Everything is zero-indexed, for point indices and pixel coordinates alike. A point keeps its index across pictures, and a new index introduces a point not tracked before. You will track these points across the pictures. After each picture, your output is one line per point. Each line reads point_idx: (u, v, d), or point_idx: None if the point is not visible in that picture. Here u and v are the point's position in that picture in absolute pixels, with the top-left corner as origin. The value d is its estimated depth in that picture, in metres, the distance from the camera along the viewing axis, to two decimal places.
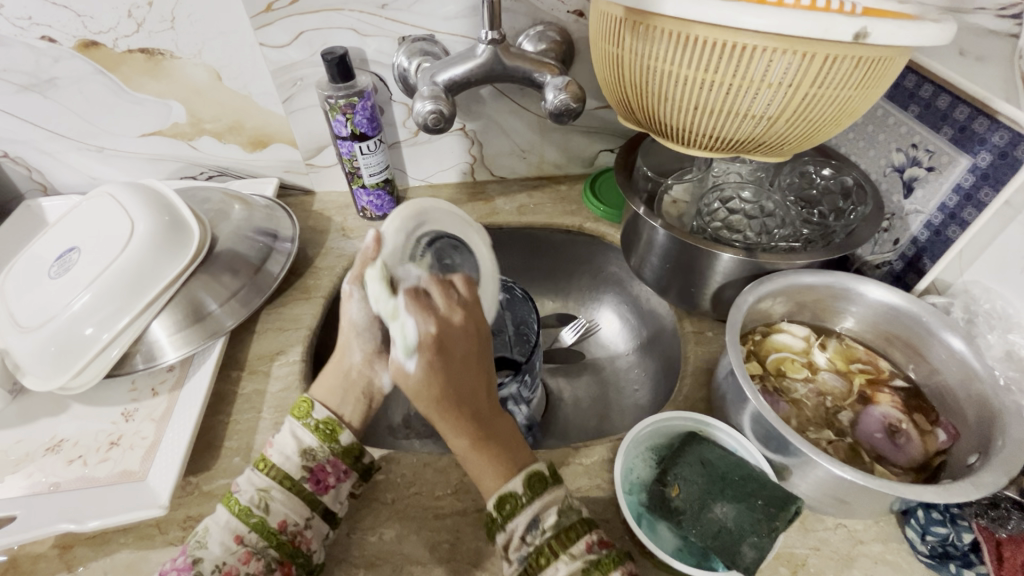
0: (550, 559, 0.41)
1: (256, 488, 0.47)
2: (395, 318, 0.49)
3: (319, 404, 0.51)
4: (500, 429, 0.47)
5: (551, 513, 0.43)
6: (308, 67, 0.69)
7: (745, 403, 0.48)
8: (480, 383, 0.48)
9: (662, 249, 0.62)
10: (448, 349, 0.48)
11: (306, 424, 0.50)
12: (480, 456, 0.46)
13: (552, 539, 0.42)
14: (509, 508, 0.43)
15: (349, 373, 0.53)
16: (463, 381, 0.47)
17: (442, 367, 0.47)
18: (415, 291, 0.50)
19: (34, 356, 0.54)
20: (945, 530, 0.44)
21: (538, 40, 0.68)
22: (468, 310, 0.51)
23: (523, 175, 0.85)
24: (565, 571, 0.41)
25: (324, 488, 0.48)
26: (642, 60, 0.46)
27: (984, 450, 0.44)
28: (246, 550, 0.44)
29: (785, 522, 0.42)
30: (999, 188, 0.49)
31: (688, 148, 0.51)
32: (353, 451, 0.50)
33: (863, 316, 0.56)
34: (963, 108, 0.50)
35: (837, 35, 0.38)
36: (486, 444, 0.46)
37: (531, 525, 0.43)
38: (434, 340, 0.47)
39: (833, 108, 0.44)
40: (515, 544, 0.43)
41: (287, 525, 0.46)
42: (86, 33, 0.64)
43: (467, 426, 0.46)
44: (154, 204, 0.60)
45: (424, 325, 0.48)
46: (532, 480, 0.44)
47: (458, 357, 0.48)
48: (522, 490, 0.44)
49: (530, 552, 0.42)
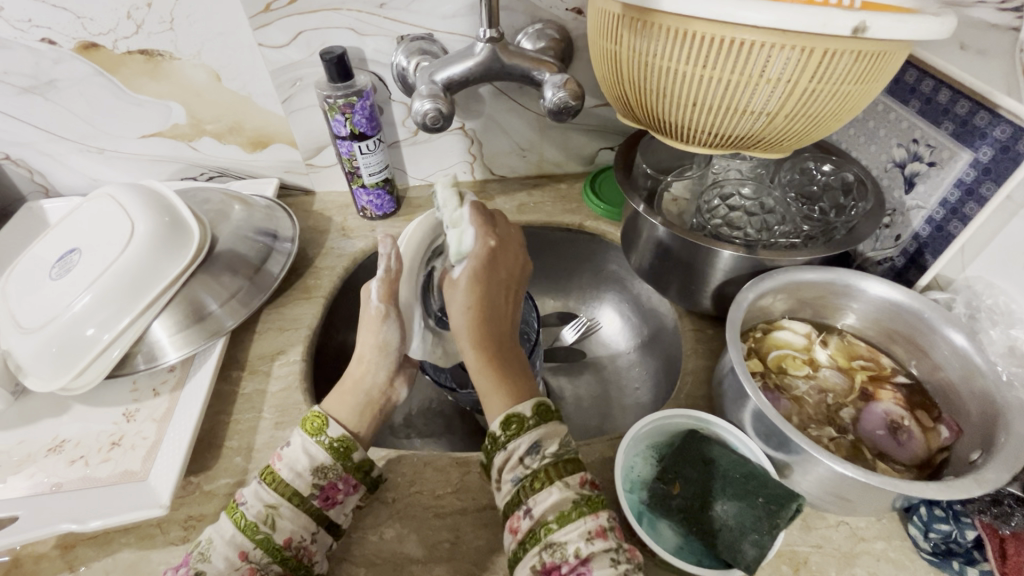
0: (544, 484, 0.41)
1: (264, 504, 0.45)
2: (455, 225, 0.54)
3: (333, 420, 0.49)
4: (513, 360, 0.50)
5: (553, 441, 0.44)
6: (308, 67, 0.69)
7: (745, 400, 0.48)
8: (509, 317, 0.53)
9: (662, 246, 0.61)
10: (498, 268, 0.53)
11: (319, 441, 0.48)
12: (487, 372, 0.48)
13: (550, 464, 0.42)
14: (515, 428, 0.44)
15: (371, 392, 0.52)
16: (498, 307, 0.52)
17: (486, 280, 0.52)
18: (483, 207, 0.56)
19: (35, 357, 0.55)
20: (948, 527, 0.44)
21: (537, 38, 0.67)
22: (520, 243, 0.56)
23: (523, 174, 0.85)
24: (558, 497, 0.41)
25: (331, 504, 0.47)
26: (640, 57, 0.46)
27: (987, 447, 0.43)
28: (249, 566, 0.43)
29: (786, 520, 0.42)
30: (1000, 183, 0.48)
31: (687, 145, 0.51)
32: (364, 467, 0.49)
33: (865, 313, 0.56)
34: (964, 102, 0.49)
35: (835, 29, 0.37)
36: (499, 367, 0.48)
37: (532, 447, 0.43)
38: (492, 251, 0.53)
39: (832, 104, 0.44)
40: (513, 464, 0.43)
41: (293, 541, 0.45)
42: (86, 35, 0.64)
43: (486, 345, 0.49)
44: (154, 205, 0.61)
45: (482, 237, 0.53)
46: (542, 407, 0.45)
47: (497, 279, 0.52)
48: (530, 414, 0.45)
49: (526, 475, 0.42)
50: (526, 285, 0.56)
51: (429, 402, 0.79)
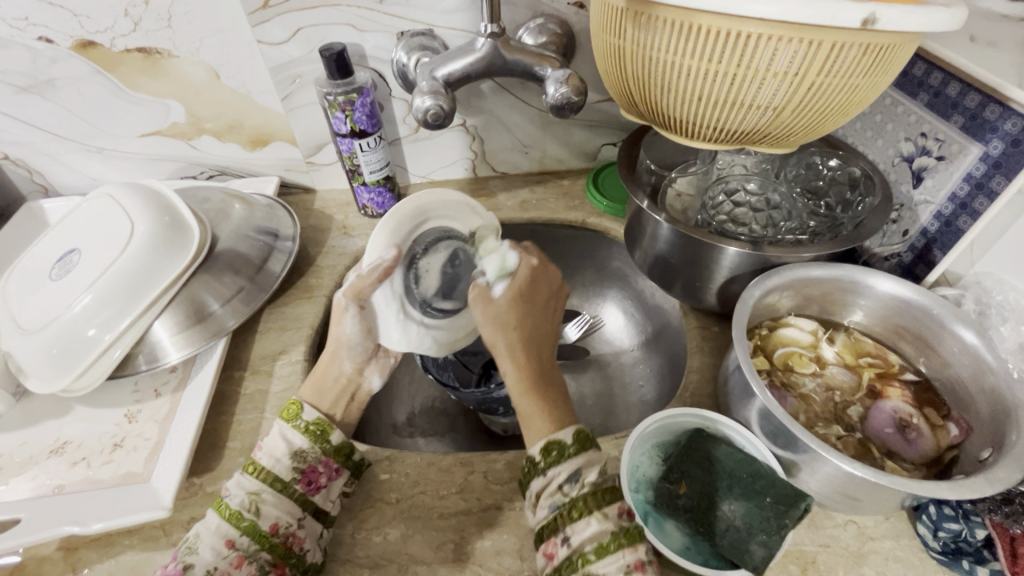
0: (582, 514, 0.41)
1: (246, 492, 0.46)
2: (492, 252, 0.56)
3: (308, 405, 0.51)
4: (554, 383, 0.49)
5: (592, 470, 0.43)
6: (307, 64, 0.68)
7: (752, 398, 0.47)
8: (549, 329, 0.53)
9: (667, 242, 0.60)
10: (538, 286, 0.53)
11: (295, 427, 0.49)
12: (532, 400, 0.47)
13: (590, 495, 0.42)
14: (556, 455, 0.44)
15: (339, 379, 0.54)
16: (540, 321, 0.52)
17: (530, 297, 0.52)
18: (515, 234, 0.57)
19: (36, 359, 0.54)
20: (958, 526, 0.43)
21: (538, 33, 0.66)
22: (554, 260, 0.56)
23: (525, 171, 0.84)
24: (596, 528, 0.40)
25: (316, 489, 0.48)
26: (644, 51, 0.45)
27: (998, 445, 0.43)
28: (237, 554, 0.44)
29: (795, 520, 0.42)
30: (1011, 177, 0.47)
31: (692, 140, 0.50)
32: (344, 450, 0.50)
33: (873, 310, 0.55)
34: (974, 95, 0.48)
35: (846, 21, 0.36)
36: (544, 393, 0.48)
37: (571, 476, 0.43)
38: (533, 271, 0.53)
39: (840, 97, 0.43)
40: (551, 491, 0.43)
41: (280, 527, 0.45)
42: (83, 33, 0.64)
43: (532, 360, 0.49)
44: (154, 204, 0.60)
45: (525, 257, 0.53)
46: (582, 436, 0.45)
47: (542, 296, 0.53)
48: (571, 440, 0.44)
49: (563, 503, 0.42)
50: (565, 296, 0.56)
51: (431, 402, 0.79)
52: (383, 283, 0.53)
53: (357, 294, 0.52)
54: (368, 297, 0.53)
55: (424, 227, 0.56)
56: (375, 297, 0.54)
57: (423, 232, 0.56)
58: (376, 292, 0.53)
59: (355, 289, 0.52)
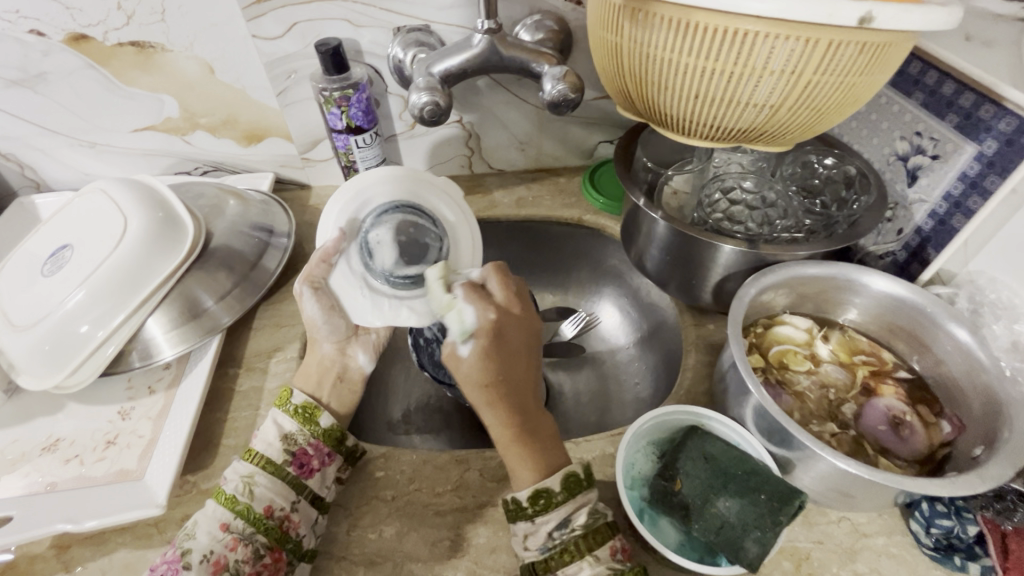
0: (573, 557, 0.42)
1: (240, 476, 0.47)
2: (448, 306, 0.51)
3: (298, 391, 0.53)
4: (538, 426, 0.48)
5: (582, 513, 0.44)
6: (302, 59, 0.68)
7: (747, 395, 0.47)
8: (528, 383, 0.50)
9: (663, 240, 0.60)
10: (504, 335, 0.50)
11: (285, 411, 0.51)
12: (516, 450, 0.47)
13: (581, 538, 0.42)
14: (543, 504, 0.44)
15: (323, 361, 0.57)
16: (514, 369, 0.50)
17: (496, 352, 0.49)
18: (473, 283, 0.53)
19: (28, 356, 0.54)
20: (949, 523, 0.44)
21: (535, 29, 0.66)
22: (522, 305, 0.53)
23: (522, 168, 0.84)
24: (589, 572, 0.41)
25: (308, 472, 0.49)
26: (641, 49, 0.45)
27: (990, 442, 0.43)
28: (232, 536, 0.44)
29: (791, 516, 0.41)
30: (1005, 176, 0.48)
31: (689, 138, 0.50)
32: (334, 434, 0.51)
33: (867, 308, 0.55)
34: (969, 94, 0.49)
35: (842, 19, 0.36)
36: (526, 440, 0.47)
37: (561, 523, 0.43)
38: (493, 326, 0.50)
39: (837, 95, 0.43)
40: (539, 537, 0.43)
41: (274, 510, 0.46)
42: (75, 26, 0.63)
43: (512, 417, 0.47)
44: (147, 200, 0.60)
45: (483, 312, 0.50)
46: (569, 480, 0.44)
47: (507, 347, 0.50)
48: (559, 489, 0.44)
49: (554, 546, 0.43)
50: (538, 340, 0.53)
51: (426, 399, 0.78)
52: (337, 265, 0.55)
53: (310, 278, 0.54)
54: (323, 279, 0.55)
55: (371, 206, 0.56)
56: (333, 281, 0.55)
57: (370, 210, 0.56)
58: (331, 274, 0.55)
59: (305, 273, 0.54)
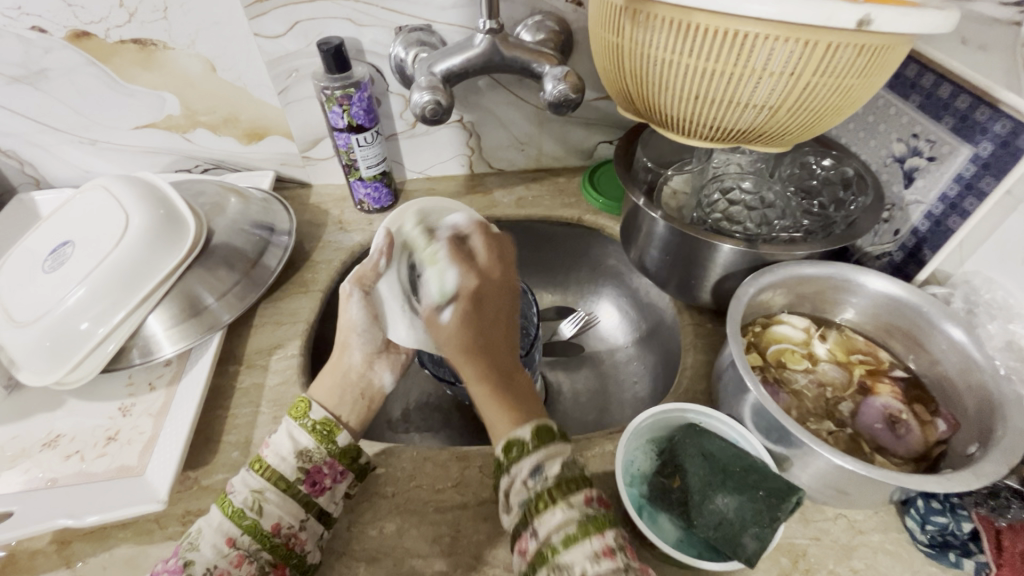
0: (548, 505, 0.39)
1: (250, 490, 0.46)
2: (434, 264, 0.51)
3: (316, 404, 0.50)
4: (516, 385, 0.46)
5: (555, 463, 0.41)
6: (304, 57, 0.68)
7: (745, 393, 0.48)
8: (507, 342, 0.48)
9: (662, 240, 0.61)
10: (483, 302, 0.47)
11: (303, 425, 0.49)
12: (495, 403, 0.44)
13: (553, 486, 0.40)
14: (517, 452, 0.42)
15: (348, 374, 0.54)
16: (491, 332, 0.47)
17: (474, 316, 0.46)
18: (455, 237, 0.54)
19: (30, 351, 0.54)
20: (945, 520, 0.44)
21: (537, 30, 0.67)
22: (506, 264, 0.51)
23: (522, 168, 0.84)
24: (562, 517, 0.39)
25: (320, 490, 0.47)
26: (643, 50, 0.46)
27: (984, 440, 0.44)
28: (237, 553, 0.44)
29: (787, 513, 0.42)
30: (1000, 178, 0.48)
31: (689, 138, 0.51)
32: (350, 452, 0.49)
33: (864, 307, 0.56)
34: (965, 97, 0.49)
35: (841, 22, 0.37)
36: (502, 393, 0.44)
37: (534, 470, 0.41)
38: (473, 292, 0.47)
39: (836, 97, 0.44)
40: (516, 488, 0.41)
41: (282, 527, 0.45)
42: (77, 23, 0.63)
43: (488, 373, 0.45)
44: (150, 197, 0.60)
45: (464, 276, 0.49)
46: (541, 431, 0.42)
47: (492, 308, 0.48)
48: (530, 438, 0.42)
49: (529, 497, 0.40)
50: (519, 306, 0.50)
51: (425, 398, 0.79)
52: (386, 273, 0.54)
53: (359, 280, 0.54)
54: (372, 284, 0.54)
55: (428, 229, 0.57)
56: (381, 287, 0.54)
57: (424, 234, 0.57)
58: (380, 281, 0.54)
59: (359, 274, 0.54)
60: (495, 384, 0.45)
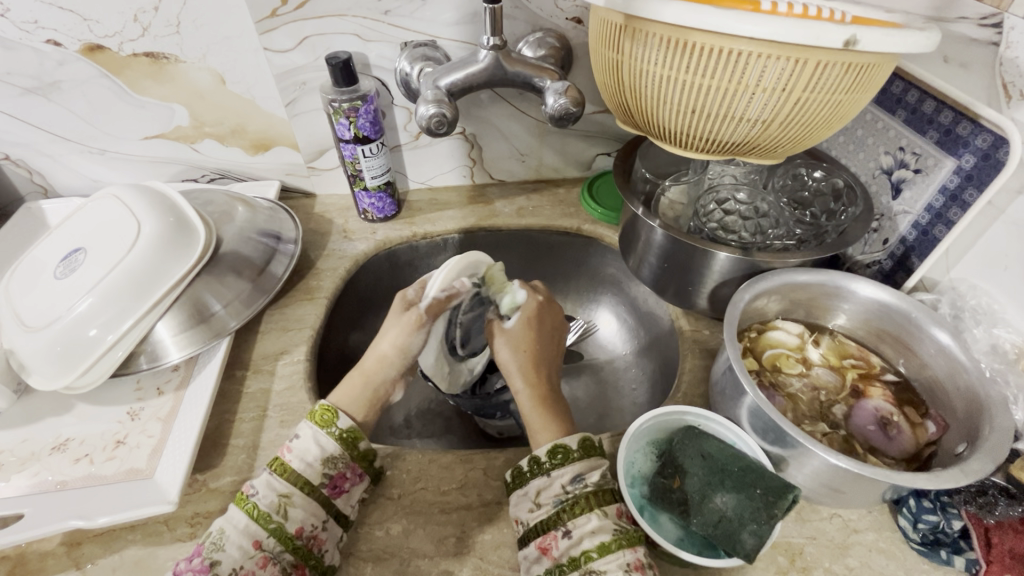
0: (584, 510, 0.45)
1: (277, 493, 0.47)
2: (505, 289, 0.61)
3: (342, 413, 0.52)
4: (560, 401, 0.56)
5: (594, 473, 0.47)
6: (311, 71, 0.70)
7: (742, 396, 0.49)
8: (555, 358, 0.60)
9: (660, 249, 0.63)
10: (542, 319, 0.61)
11: (329, 432, 0.51)
12: (541, 410, 0.54)
13: (592, 493, 0.46)
14: (560, 458, 0.48)
15: (377, 387, 0.56)
16: (545, 346, 0.60)
17: (537, 326, 0.60)
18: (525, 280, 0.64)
19: (40, 357, 0.55)
20: (936, 518, 0.46)
21: (537, 46, 0.69)
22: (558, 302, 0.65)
23: (522, 179, 0.87)
24: (597, 524, 0.44)
25: (339, 493, 0.49)
26: (641, 65, 0.48)
27: (972, 439, 0.45)
28: (263, 554, 0.45)
29: (783, 510, 0.43)
30: (982, 189, 0.51)
31: (685, 150, 0.53)
32: (368, 455, 0.51)
33: (855, 313, 0.58)
34: (948, 112, 0.52)
35: (828, 42, 0.39)
36: (548, 405, 0.54)
37: (574, 478, 0.47)
38: (538, 305, 0.61)
39: (825, 111, 0.46)
40: (554, 490, 0.47)
41: (304, 530, 0.46)
42: (92, 37, 0.65)
43: (538, 381, 0.56)
44: (160, 206, 0.61)
45: (531, 295, 0.61)
46: (587, 443, 0.50)
47: (547, 325, 0.61)
48: (576, 447, 0.49)
49: (566, 499, 0.46)
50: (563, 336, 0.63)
51: (428, 404, 0.80)
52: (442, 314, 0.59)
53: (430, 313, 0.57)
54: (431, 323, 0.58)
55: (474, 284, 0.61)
56: (435, 326, 0.59)
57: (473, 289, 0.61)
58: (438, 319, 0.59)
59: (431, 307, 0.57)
60: (541, 396, 0.55)
